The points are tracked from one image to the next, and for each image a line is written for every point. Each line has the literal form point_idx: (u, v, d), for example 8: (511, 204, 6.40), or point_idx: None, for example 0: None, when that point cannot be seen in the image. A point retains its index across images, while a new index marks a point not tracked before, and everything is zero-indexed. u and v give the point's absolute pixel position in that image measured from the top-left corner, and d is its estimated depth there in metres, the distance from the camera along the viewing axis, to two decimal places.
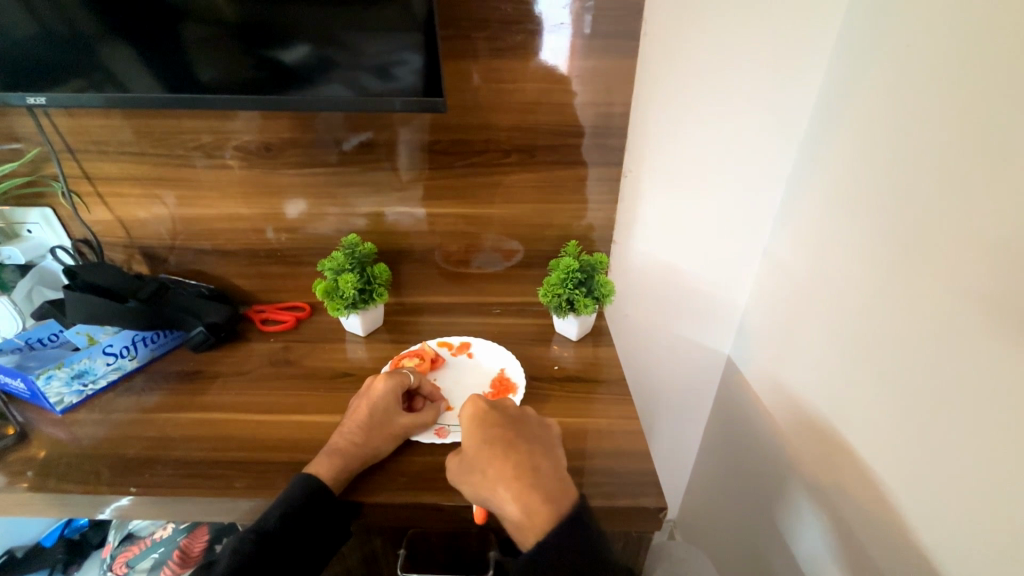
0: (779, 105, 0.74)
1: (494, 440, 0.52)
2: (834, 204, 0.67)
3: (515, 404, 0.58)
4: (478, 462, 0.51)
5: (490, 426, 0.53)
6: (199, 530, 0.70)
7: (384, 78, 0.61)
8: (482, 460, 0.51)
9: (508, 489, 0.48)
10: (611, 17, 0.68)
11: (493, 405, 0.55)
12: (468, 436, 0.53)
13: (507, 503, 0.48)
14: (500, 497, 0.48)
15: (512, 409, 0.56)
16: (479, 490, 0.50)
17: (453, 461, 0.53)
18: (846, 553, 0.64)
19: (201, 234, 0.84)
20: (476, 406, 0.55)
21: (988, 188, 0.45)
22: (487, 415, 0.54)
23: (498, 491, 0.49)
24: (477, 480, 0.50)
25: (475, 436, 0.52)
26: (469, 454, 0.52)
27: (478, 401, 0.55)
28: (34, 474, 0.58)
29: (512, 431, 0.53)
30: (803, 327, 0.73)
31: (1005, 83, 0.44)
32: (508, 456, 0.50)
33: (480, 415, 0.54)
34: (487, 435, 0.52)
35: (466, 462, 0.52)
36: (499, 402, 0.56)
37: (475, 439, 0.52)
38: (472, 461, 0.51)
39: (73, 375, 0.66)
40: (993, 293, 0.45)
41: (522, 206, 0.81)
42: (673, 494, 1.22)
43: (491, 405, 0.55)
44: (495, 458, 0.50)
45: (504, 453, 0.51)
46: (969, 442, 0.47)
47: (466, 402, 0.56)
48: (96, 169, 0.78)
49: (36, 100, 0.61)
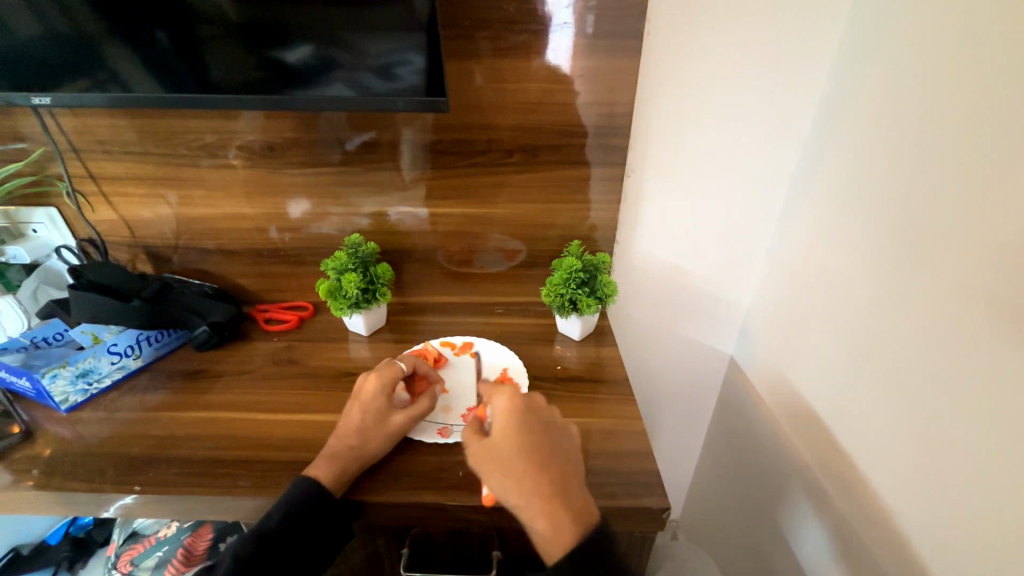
0: (782, 103, 0.73)
1: (531, 445, 0.51)
2: (837, 202, 0.67)
3: (545, 404, 0.56)
4: (511, 463, 0.50)
5: (528, 428, 0.52)
6: (203, 530, 0.69)
7: (386, 79, 0.61)
8: (516, 462, 0.50)
9: (540, 503, 0.48)
10: (613, 16, 0.68)
11: (529, 408, 0.54)
12: (503, 434, 0.52)
13: (536, 515, 0.48)
14: (530, 509, 0.48)
15: (544, 412, 0.55)
16: (508, 496, 0.49)
17: (479, 450, 0.52)
18: (850, 554, 0.64)
19: (204, 234, 0.85)
20: (513, 408, 0.53)
21: (993, 189, 0.45)
22: (525, 415, 0.53)
23: (528, 503, 0.48)
24: (507, 481, 0.50)
25: (511, 436, 0.51)
26: (500, 451, 0.51)
27: (517, 398, 0.54)
28: (40, 472, 0.58)
29: (545, 438, 0.52)
30: (806, 326, 0.73)
31: (1011, 83, 0.43)
32: (544, 465, 0.50)
33: (519, 413, 0.53)
34: (525, 437, 0.51)
35: (495, 457, 0.51)
36: (534, 399, 0.55)
37: (511, 439, 0.51)
38: (504, 466, 0.50)
39: (78, 374, 0.66)
40: (999, 296, 0.44)
41: (525, 206, 0.81)
42: (676, 494, 1.21)
43: (528, 404, 0.54)
44: (528, 467, 0.49)
45: (539, 464, 0.50)
46: (972, 446, 0.46)
47: (503, 395, 0.54)
48: (100, 169, 0.79)
49: (41, 101, 0.62)
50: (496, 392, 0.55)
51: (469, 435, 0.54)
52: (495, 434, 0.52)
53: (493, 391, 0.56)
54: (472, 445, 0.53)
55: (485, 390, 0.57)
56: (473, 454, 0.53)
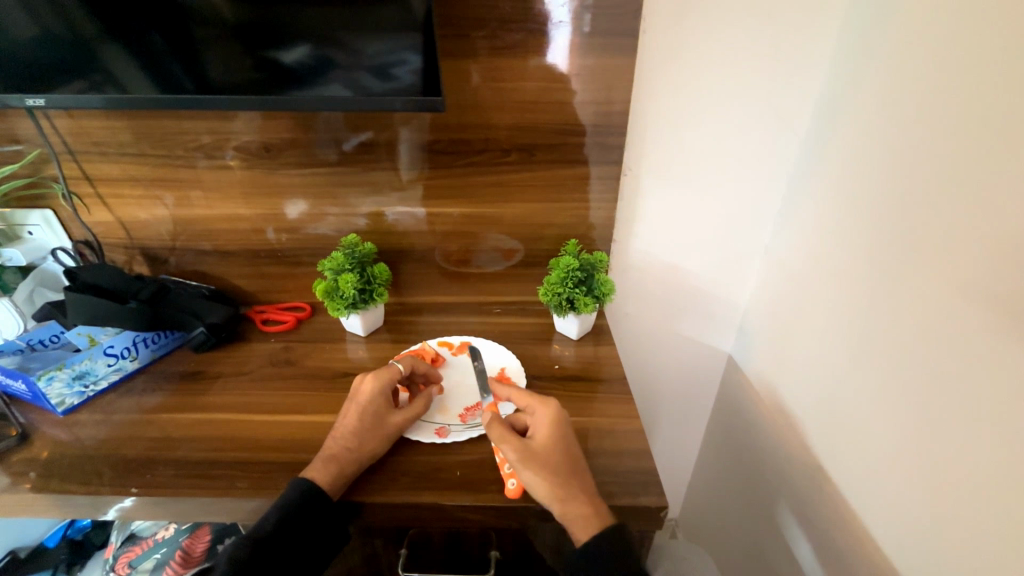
0: (778, 101, 0.74)
1: (573, 451, 0.54)
2: (836, 199, 0.67)
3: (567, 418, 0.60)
4: (556, 464, 0.53)
5: (570, 436, 0.55)
6: (200, 531, 0.70)
7: (383, 78, 0.61)
8: (563, 465, 0.53)
9: (583, 500, 0.51)
10: (610, 15, 0.68)
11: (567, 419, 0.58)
12: (549, 437, 0.54)
13: (577, 510, 0.50)
14: (573, 504, 0.51)
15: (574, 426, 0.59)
16: (552, 491, 0.51)
17: (521, 448, 0.53)
18: (847, 551, 0.64)
19: (201, 234, 0.84)
20: (558, 414, 0.57)
21: (991, 185, 0.45)
22: (567, 424, 0.56)
23: (572, 498, 0.51)
24: (553, 479, 0.52)
25: (557, 440, 0.54)
26: (545, 452, 0.53)
27: (560, 408, 0.57)
28: (37, 475, 0.58)
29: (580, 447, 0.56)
30: (803, 323, 0.73)
31: (1008, 80, 0.43)
32: (585, 470, 0.53)
33: (563, 422, 0.56)
34: (568, 444, 0.55)
35: (539, 456, 0.53)
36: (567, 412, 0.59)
37: (557, 443, 0.54)
38: (552, 465, 0.52)
39: (74, 376, 0.66)
40: (998, 292, 0.44)
41: (522, 205, 0.81)
42: (674, 493, 1.22)
43: (566, 414, 0.58)
44: (573, 469, 0.53)
45: (580, 469, 0.53)
46: (972, 443, 0.46)
47: (548, 404, 0.57)
48: (96, 170, 0.79)
49: (35, 102, 0.61)
50: (540, 400, 0.58)
51: (506, 432, 0.55)
52: (540, 436, 0.55)
53: (534, 399, 0.58)
54: (513, 441, 0.54)
55: (520, 396, 0.59)
56: (513, 450, 0.53)
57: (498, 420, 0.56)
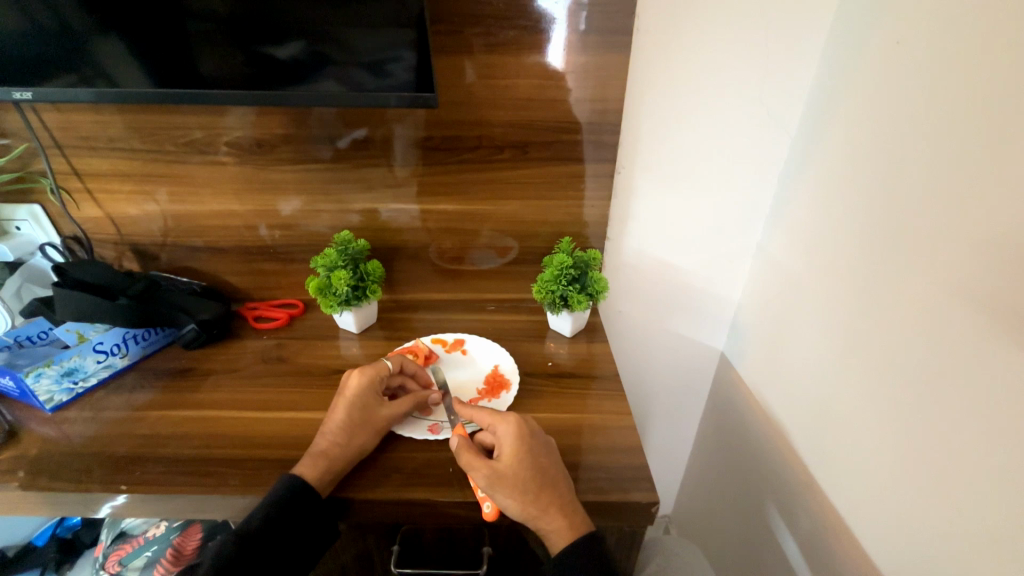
0: (772, 99, 0.73)
1: (544, 464, 0.52)
2: (830, 196, 0.66)
3: (537, 422, 0.57)
4: (527, 482, 0.51)
5: (537, 448, 0.53)
6: (192, 529, 0.68)
7: (378, 75, 0.60)
8: (533, 482, 0.51)
9: (557, 514, 0.50)
10: (604, 13, 0.68)
11: (534, 432, 0.54)
12: (515, 455, 0.52)
13: (551, 523, 0.50)
14: (547, 518, 0.50)
15: (543, 433, 0.56)
16: (526, 511, 0.51)
17: (491, 472, 0.51)
18: (836, 548, 0.64)
19: (192, 231, 0.84)
20: (520, 430, 0.53)
21: (986, 184, 0.45)
22: (532, 437, 0.54)
23: (546, 514, 0.50)
24: (526, 497, 0.51)
25: (525, 455, 0.52)
26: (515, 472, 0.51)
27: (523, 421, 0.54)
28: (25, 473, 0.57)
29: (551, 457, 0.53)
30: (796, 319, 0.73)
31: (999, 82, 0.44)
32: (556, 479, 0.52)
33: (528, 436, 0.53)
34: (536, 457, 0.52)
35: (509, 478, 0.51)
36: (533, 422, 0.56)
37: (524, 461, 0.52)
38: (520, 485, 0.51)
39: (62, 373, 0.66)
40: (994, 291, 0.44)
41: (516, 202, 0.81)
42: (667, 491, 1.22)
43: (531, 426, 0.55)
44: (544, 486, 0.51)
45: (552, 482, 0.51)
46: (964, 444, 0.46)
47: (509, 420, 0.54)
48: (85, 166, 0.78)
49: (22, 95, 0.61)
50: (501, 417, 0.55)
51: (473, 457, 0.52)
52: (505, 458, 0.52)
53: (496, 416, 0.56)
54: (481, 466, 0.52)
55: (483, 415, 0.57)
56: (482, 476, 0.51)
57: (465, 446, 0.54)
